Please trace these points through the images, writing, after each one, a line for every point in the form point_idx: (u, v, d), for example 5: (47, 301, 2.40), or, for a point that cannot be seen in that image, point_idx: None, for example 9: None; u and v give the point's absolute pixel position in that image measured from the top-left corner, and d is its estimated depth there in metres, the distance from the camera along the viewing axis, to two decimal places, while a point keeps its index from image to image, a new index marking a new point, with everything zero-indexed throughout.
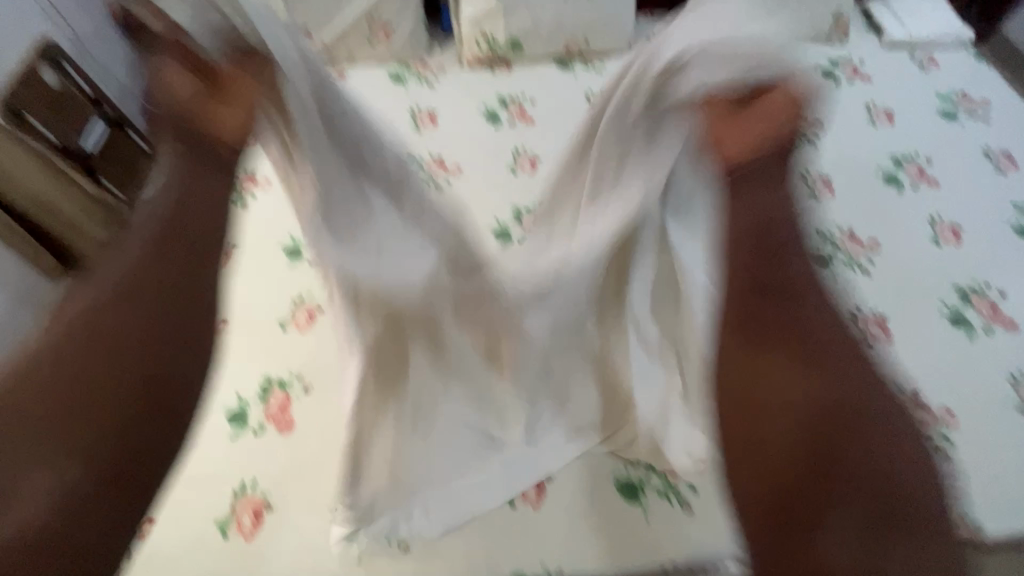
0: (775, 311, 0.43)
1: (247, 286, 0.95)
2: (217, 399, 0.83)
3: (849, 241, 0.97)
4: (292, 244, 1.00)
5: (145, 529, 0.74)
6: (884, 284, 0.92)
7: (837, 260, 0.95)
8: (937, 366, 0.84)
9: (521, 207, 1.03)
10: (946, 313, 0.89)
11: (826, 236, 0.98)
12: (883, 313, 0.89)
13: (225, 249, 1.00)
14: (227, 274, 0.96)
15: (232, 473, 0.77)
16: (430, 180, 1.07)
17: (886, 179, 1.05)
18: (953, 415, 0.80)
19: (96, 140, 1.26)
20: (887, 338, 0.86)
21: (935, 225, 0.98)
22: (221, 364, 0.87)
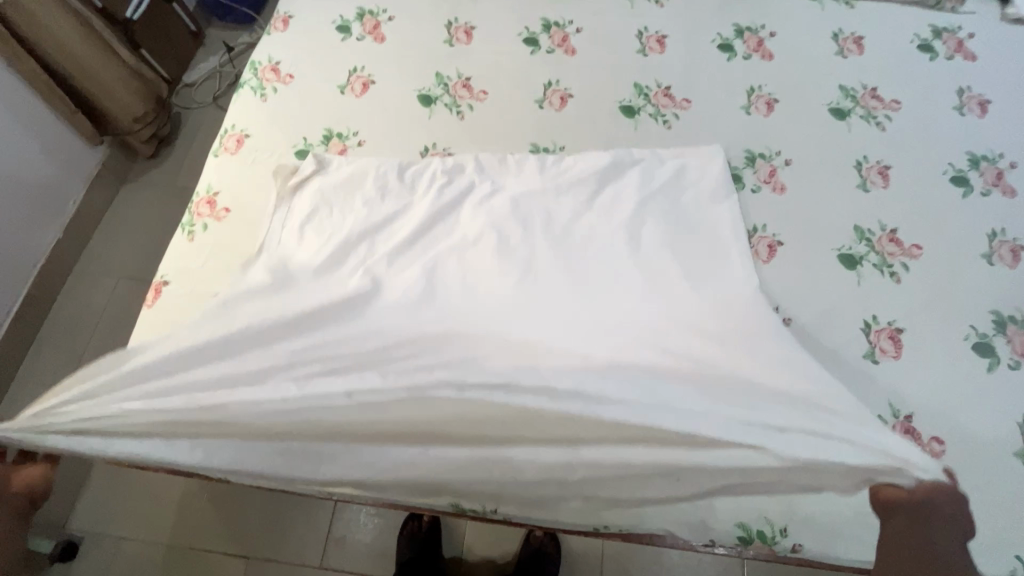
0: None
1: (255, 182, 0.96)
2: (211, 286, 0.87)
3: (887, 241, 0.88)
4: (304, 146, 0.99)
5: None
6: (912, 295, 0.84)
7: (866, 259, 0.87)
8: (942, 391, 0.77)
9: (540, 146, 0.98)
10: (972, 338, 0.81)
11: (862, 232, 0.89)
12: (900, 325, 0.82)
13: (240, 141, 1.00)
14: (238, 167, 0.97)
15: None
16: (452, 101, 1.02)
17: (953, 180, 0.93)
18: (942, 444, 0.75)
19: (139, 9, 1.24)
20: (895, 353, 0.80)
21: (994, 240, 0.88)
22: (220, 254, 0.90)
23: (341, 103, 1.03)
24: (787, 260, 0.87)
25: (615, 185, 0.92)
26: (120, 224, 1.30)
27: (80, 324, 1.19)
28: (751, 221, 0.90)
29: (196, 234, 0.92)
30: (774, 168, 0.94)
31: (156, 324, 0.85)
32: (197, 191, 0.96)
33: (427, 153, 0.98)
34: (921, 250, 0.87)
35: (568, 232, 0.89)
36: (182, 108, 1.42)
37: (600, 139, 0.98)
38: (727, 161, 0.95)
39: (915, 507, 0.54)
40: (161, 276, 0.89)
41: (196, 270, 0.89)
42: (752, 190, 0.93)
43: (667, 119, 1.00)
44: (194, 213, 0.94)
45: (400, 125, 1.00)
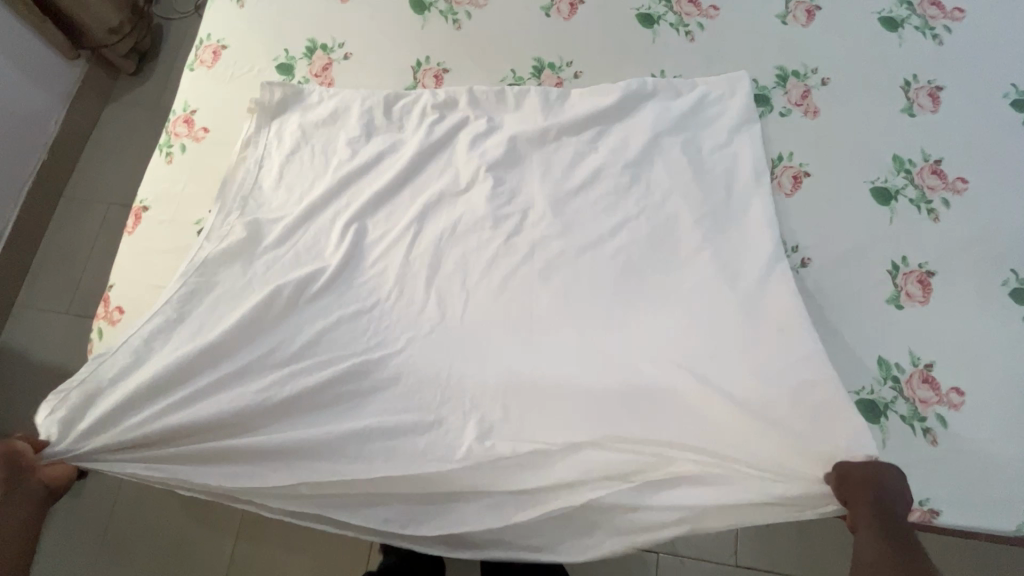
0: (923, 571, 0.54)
1: (234, 100, 0.88)
2: (192, 213, 0.83)
3: (929, 174, 0.78)
4: (285, 59, 0.90)
5: (116, 320, 0.78)
6: (949, 235, 0.76)
7: (903, 194, 0.78)
8: (968, 339, 0.72)
9: (544, 61, 0.88)
10: (1011, 283, 0.74)
11: (902, 163, 0.79)
12: (931, 267, 0.74)
13: (216, 53, 0.91)
14: (215, 82, 0.89)
15: None
16: (448, 7, 0.91)
17: (1014, 104, 0.81)
18: (962, 395, 0.70)
19: None
20: (922, 298, 0.73)
21: None
22: (200, 178, 0.84)
23: (326, 10, 0.92)
24: (813, 193, 0.78)
25: (626, 106, 0.83)
26: (103, 147, 1.24)
27: (73, 251, 1.17)
28: (776, 149, 0.81)
29: (174, 156, 0.86)
30: (808, 88, 0.84)
31: (137, 251, 0.81)
32: (173, 109, 0.89)
33: (420, 69, 0.89)
34: (966, 185, 0.78)
35: (571, 160, 0.81)
36: (162, 19, 1.31)
37: (613, 53, 0.87)
38: (755, 80, 0.84)
39: (887, 499, 0.59)
40: (140, 201, 0.84)
41: (176, 195, 0.84)
42: (781, 113, 0.83)
43: (690, 29, 0.88)
44: (172, 133, 0.87)
45: (389, 36, 0.90)
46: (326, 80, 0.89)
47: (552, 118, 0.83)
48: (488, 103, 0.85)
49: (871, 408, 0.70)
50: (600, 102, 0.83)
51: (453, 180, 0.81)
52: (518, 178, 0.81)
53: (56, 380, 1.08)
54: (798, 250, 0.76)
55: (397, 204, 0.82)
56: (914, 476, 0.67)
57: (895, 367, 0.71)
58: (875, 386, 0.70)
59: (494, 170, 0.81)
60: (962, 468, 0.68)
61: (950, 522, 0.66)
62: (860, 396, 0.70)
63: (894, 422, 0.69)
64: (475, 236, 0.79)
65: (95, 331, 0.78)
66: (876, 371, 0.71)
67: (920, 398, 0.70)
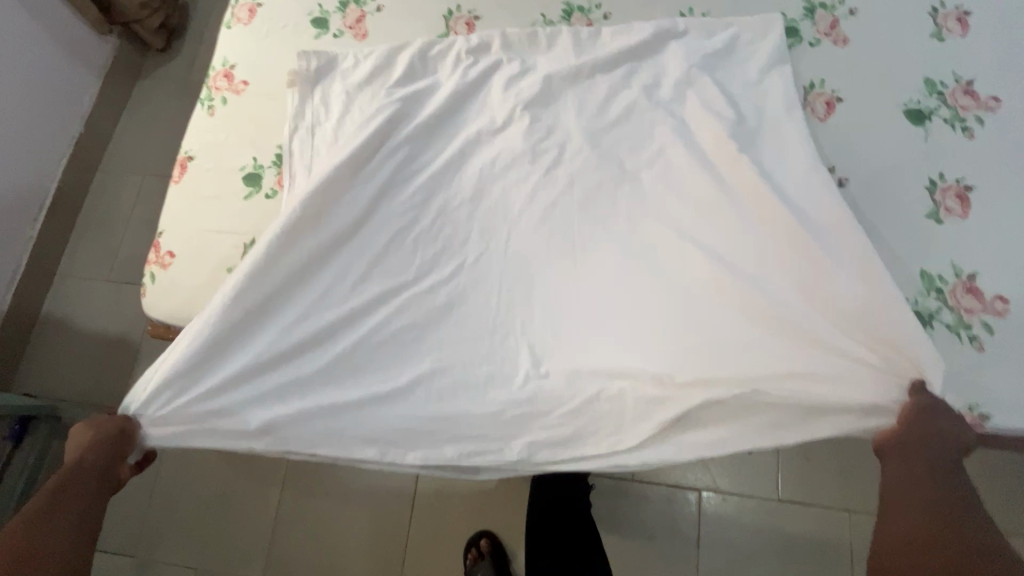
0: (952, 491, 0.58)
1: (272, 54, 0.90)
2: (236, 161, 0.85)
3: (962, 94, 0.79)
4: (319, 13, 0.92)
5: (168, 264, 0.81)
6: (986, 151, 0.76)
7: (936, 114, 0.79)
8: (1011, 249, 0.72)
9: (573, 5, 0.89)
10: None
11: (933, 85, 0.80)
12: (969, 183, 0.75)
13: (252, 11, 0.93)
14: (252, 38, 0.91)
15: (245, 230, 0.81)
16: None
17: None
18: (1006, 304, 0.70)
19: None
20: (961, 212, 0.74)
21: None
22: (242, 128, 0.87)
23: None
24: (846, 118, 0.79)
25: (657, 40, 0.84)
26: (134, 122, 1.27)
27: (111, 222, 1.19)
28: (808, 77, 0.82)
29: (216, 108, 0.88)
30: (837, 18, 0.85)
31: (185, 199, 0.84)
32: (213, 66, 0.91)
33: (451, 17, 0.90)
34: (999, 103, 0.79)
35: (605, 94, 0.83)
36: None
37: None
38: (783, 13, 0.86)
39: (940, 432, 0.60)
40: (185, 152, 0.86)
41: (220, 145, 0.86)
42: (811, 43, 0.84)
43: None
44: (213, 88, 0.90)
45: None
46: (360, 32, 0.91)
47: (584, 55, 0.84)
48: (520, 44, 0.86)
49: (915, 318, 0.70)
50: (631, 38, 0.84)
51: (490, 119, 0.83)
52: (553, 115, 0.83)
53: (97, 343, 1.11)
54: (835, 171, 0.77)
55: (435, 146, 0.83)
56: (961, 382, 0.68)
57: (938, 279, 0.72)
58: (918, 298, 0.71)
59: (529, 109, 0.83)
60: (1010, 373, 0.68)
61: (1000, 426, 0.67)
62: (905, 307, 0.71)
63: (940, 331, 0.70)
64: (515, 172, 0.81)
65: (148, 276, 0.81)
66: (918, 283, 0.72)
67: (964, 308, 0.70)
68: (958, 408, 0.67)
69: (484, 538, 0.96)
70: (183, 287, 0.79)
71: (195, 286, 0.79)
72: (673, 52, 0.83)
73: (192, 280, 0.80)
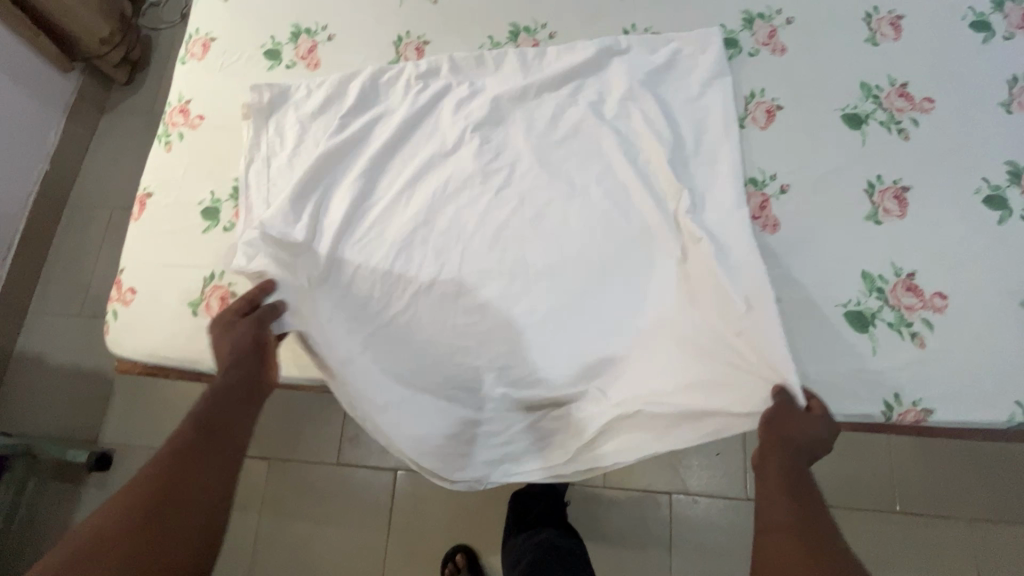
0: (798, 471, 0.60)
1: (227, 88, 0.92)
2: (194, 195, 0.86)
3: (896, 97, 0.81)
4: (271, 45, 0.94)
5: (130, 301, 0.82)
6: (921, 152, 0.79)
7: (873, 118, 0.81)
8: (948, 245, 0.74)
9: (519, 26, 0.91)
10: (983, 192, 0.76)
11: (869, 89, 0.82)
12: (905, 184, 0.77)
13: (205, 46, 0.95)
14: (207, 73, 0.93)
15: (204, 264, 0.82)
16: None
17: (973, 25, 0.84)
18: (945, 300, 0.72)
19: None
20: (899, 212, 0.76)
21: (1014, 88, 0.81)
22: (198, 162, 0.88)
23: None
24: (786, 125, 0.82)
25: (600, 58, 0.86)
26: (100, 156, 1.28)
27: (80, 257, 1.20)
28: (748, 87, 0.84)
29: (173, 144, 0.89)
30: (774, 28, 0.87)
31: (145, 235, 0.85)
32: (169, 102, 0.93)
33: (401, 43, 0.92)
34: (933, 104, 0.81)
35: (552, 113, 0.84)
36: (150, 30, 1.35)
37: (585, 12, 0.91)
38: (723, 25, 0.88)
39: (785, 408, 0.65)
40: (143, 189, 0.88)
41: (178, 180, 0.87)
42: (750, 54, 0.86)
43: None
44: (169, 123, 0.91)
45: (369, 16, 0.94)
46: (312, 61, 0.92)
47: (530, 76, 0.86)
48: (468, 67, 0.88)
49: (858, 319, 0.72)
50: (576, 56, 0.86)
51: (441, 142, 0.85)
52: (502, 135, 0.85)
53: (71, 377, 1.12)
54: (776, 178, 0.79)
55: (390, 171, 0.85)
56: (904, 379, 0.70)
57: (879, 279, 0.74)
58: (860, 298, 0.73)
59: (479, 130, 0.85)
60: (950, 368, 0.70)
61: (942, 420, 0.69)
62: (848, 308, 0.73)
63: (883, 330, 0.72)
64: (467, 194, 0.82)
65: (110, 313, 0.82)
66: (860, 284, 0.74)
67: (904, 306, 0.72)
68: (901, 405, 0.69)
69: (460, 553, 0.97)
70: (143, 322, 0.80)
71: (157, 321, 0.80)
72: (616, 68, 0.85)
73: (152, 315, 0.81)
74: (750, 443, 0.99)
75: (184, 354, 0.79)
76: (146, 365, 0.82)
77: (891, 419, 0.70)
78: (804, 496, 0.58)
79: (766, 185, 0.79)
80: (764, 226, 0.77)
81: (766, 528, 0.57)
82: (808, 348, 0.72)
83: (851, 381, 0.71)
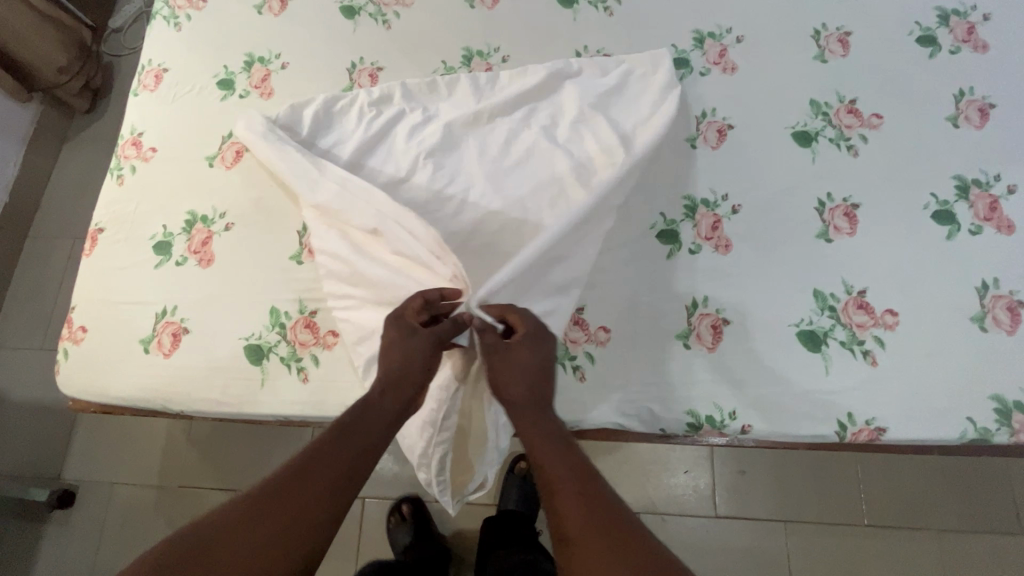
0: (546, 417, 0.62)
1: (179, 119, 0.91)
2: (146, 229, 0.85)
3: (845, 113, 0.82)
4: (224, 75, 0.93)
5: (81, 339, 0.81)
6: (870, 168, 0.79)
7: (822, 135, 0.81)
8: (898, 261, 0.75)
9: (473, 50, 0.91)
10: (932, 207, 0.77)
11: (819, 106, 0.83)
12: (855, 200, 0.78)
13: (158, 76, 0.94)
14: (159, 105, 0.92)
15: (155, 299, 0.81)
16: (377, 10, 0.95)
17: (920, 40, 0.85)
18: (896, 317, 0.73)
19: None
20: (850, 229, 0.76)
21: (961, 102, 0.82)
22: (150, 196, 0.87)
23: (261, 25, 0.96)
24: (738, 144, 0.82)
25: (557, 82, 0.86)
26: (62, 186, 1.26)
27: (42, 289, 1.18)
28: (699, 107, 0.84)
29: (125, 178, 0.89)
30: (724, 47, 0.87)
31: (96, 271, 0.84)
32: (122, 134, 0.92)
33: (354, 70, 0.92)
34: (881, 120, 0.81)
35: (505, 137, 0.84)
36: (112, 56, 1.35)
37: (537, 34, 0.91)
38: (674, 46, 0.88)
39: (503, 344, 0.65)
40: (95, 224, 0.87)
41: (129, 214, 0.86)
42: (701, 73, 0.86)
43: (609, 5, 0.92)
44: (122, 156, 0.90)
45: (323, 42, 0.94)
46: (265, 90, 0.92)
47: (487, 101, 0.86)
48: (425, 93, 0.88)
49: (810, 338, 0.72)
50: (529, 79, 0.86)
51: (394, 169, 0.84)
52: (456, 161, 0.84)
53: (33, 413, 1.10)
54: (728, 198, 0.79)
55: None
56: (857, 398, 0.70)
57: (830, 297, 0.74)
58: (812, 317, 0.73)
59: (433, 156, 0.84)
60: (902, 385, 0.70)
61: (895, 438, 0.69)
62: (800, 328, 0.73)
63: (835, 349, 0.72)
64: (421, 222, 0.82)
65: (61, 352, 0.81)
66: (812, 303, 0.74)
67: (856, 323, 0.73)
68: (854, 424, 0.69)
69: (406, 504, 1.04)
70: (94, 360, 0.79)
71: (108, 360, 0.79)
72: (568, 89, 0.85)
73: (103, 353, 0.80)
74: (716, 459, 1.04)
75: (135, 392, 0.78)
76: (99, 403, 0.81)
77: (846, 438, 0.70)
78: (578, 456, 0.60)
79: (718, 205, 0.79)
80: (717, 247, 0.77)
81: (562, 502, 0.56)
82: (762, 369, 0.72)
83: (805, 401, 0.71)
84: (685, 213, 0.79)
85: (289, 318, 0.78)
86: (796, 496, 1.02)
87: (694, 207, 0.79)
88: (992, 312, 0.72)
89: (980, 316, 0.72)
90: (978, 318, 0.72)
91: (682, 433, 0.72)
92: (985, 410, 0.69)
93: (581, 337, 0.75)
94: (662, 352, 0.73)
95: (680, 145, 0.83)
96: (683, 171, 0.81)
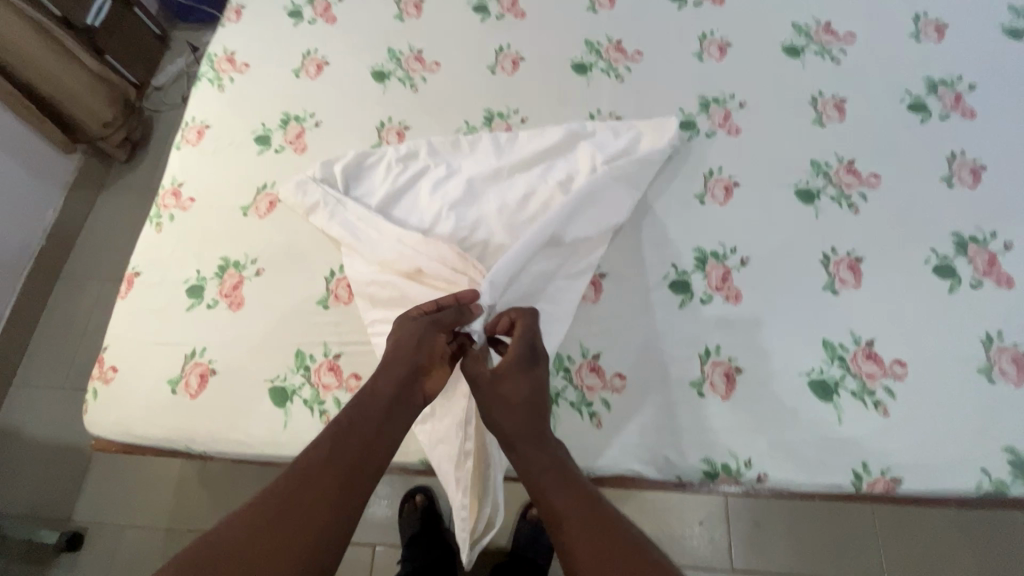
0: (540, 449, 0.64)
1: (218, 172, 0.98)
2: (181, 273, 0.89)
3: (845, 173, 0.87)
4: (262, 131, 1.00)
5: (111, 379, 0.83)
6: (871, 224, 0.83)
7: (824, 193, 0.86)
8: (903, 313, 0.77)
9: (493, 111, 0.99)
10: (933, 261, 0.80)
11: (819, 166, 0.88)
12: (859, 254, 0.81)
13: (200, 132, 1.02)
14: (200, 159, 0.99)
15: (185, 341, 0.84)
16: (405, 74, 1.03)
17: (911, 107, 0.91)
18: (905, 367, 0.75)
19: (99, 16, 1.26)
20: (855, 282, 0.80)
21: (954, 163, 0.87)
22: (185, 242, 0.92)
23: (297, 87, 1.04)
24: (744, 201, 0.87)
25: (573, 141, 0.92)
26: (95, 231, 1.32)
27: (68, 329, 1.22)
28: (707, 165, 0.90)
29: (163, 225, 0.94)
30: (728, 111, 0.94)
31: (129, 313, 0.87)
32: (163, 185, 0.98)
33: (383, 128, 0.99)
34: (879, 179, 0.86)
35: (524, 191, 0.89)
36: (152, 111, 1.45)
37: (553, 98, 0.99)
38: (681, 110, 0.95)
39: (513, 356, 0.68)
40: (132, 268, 0.91)
41: (165, 259, 0.91)
42: (707, 135, 0.92)
43: (620, 72, 0.99)
44: (162, 205, 0.96)
45: (354, 103, 1.01)
46: (299, 145, 0.98)
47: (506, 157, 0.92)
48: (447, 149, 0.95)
49: (822, 387, 0.74)
50: (545, 140, 0.92)
51: (419, 219, 0.89)
52: (477, 212, 0.89)
53: (48, 453, 1.11)
54: (737, 250, 0.83)
55: None
56: (871, 448, 0.71)
57: (839, 347, 0.76)
58: (822, 367, 0.75)
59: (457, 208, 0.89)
60: (915, 435, 0.71)
61: (911, 488, 0.69)
62: (811, 377, 0.75)
63: (847, 398, 0.73)
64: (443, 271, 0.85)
65: (90, 391, 0.83)
66: (822, 353, 0.76)
67: (866, 373, 0.74)
68: (870, 474, 0.70)
69: (420, 493, 1.08)
70: (122, 401, 0.81)
71: (135, 400, 0.81)
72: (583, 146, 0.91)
73: (131, 394, 0.82)
74: (730, 508, 1.03)
75: (159, 432, 0.80)
76: (121, 443, 0.83)
77: (862, 488, 0.70)
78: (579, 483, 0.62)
79: (727, 257, 0.83)
80: (727, 297, 0.80)
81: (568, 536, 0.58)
82: (775, 417, 0.73)
83: (819, 450, 0.72)
84: (695, 264, 0.83)
85: (313, 361, 0.81)
86: (811, 550, 1.00)
87: (704, 258, 0.83)
88: (998, 364, 0.74)
89: (986, 367, 0.74)
90: (985, 369, 0.74)
91: (698, 481, 0.73)
92: (999, 462, 0.69)
93: (598, 384, 0.77)
94: (677, 399, 0.75)
95: (690, 201, 0.87)
96: (693, 225, 0.85)
